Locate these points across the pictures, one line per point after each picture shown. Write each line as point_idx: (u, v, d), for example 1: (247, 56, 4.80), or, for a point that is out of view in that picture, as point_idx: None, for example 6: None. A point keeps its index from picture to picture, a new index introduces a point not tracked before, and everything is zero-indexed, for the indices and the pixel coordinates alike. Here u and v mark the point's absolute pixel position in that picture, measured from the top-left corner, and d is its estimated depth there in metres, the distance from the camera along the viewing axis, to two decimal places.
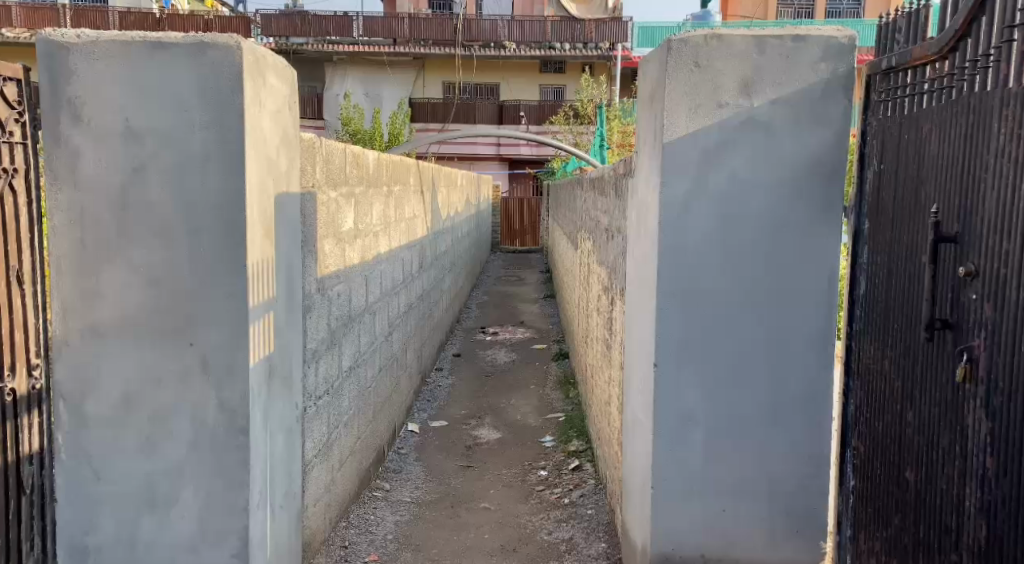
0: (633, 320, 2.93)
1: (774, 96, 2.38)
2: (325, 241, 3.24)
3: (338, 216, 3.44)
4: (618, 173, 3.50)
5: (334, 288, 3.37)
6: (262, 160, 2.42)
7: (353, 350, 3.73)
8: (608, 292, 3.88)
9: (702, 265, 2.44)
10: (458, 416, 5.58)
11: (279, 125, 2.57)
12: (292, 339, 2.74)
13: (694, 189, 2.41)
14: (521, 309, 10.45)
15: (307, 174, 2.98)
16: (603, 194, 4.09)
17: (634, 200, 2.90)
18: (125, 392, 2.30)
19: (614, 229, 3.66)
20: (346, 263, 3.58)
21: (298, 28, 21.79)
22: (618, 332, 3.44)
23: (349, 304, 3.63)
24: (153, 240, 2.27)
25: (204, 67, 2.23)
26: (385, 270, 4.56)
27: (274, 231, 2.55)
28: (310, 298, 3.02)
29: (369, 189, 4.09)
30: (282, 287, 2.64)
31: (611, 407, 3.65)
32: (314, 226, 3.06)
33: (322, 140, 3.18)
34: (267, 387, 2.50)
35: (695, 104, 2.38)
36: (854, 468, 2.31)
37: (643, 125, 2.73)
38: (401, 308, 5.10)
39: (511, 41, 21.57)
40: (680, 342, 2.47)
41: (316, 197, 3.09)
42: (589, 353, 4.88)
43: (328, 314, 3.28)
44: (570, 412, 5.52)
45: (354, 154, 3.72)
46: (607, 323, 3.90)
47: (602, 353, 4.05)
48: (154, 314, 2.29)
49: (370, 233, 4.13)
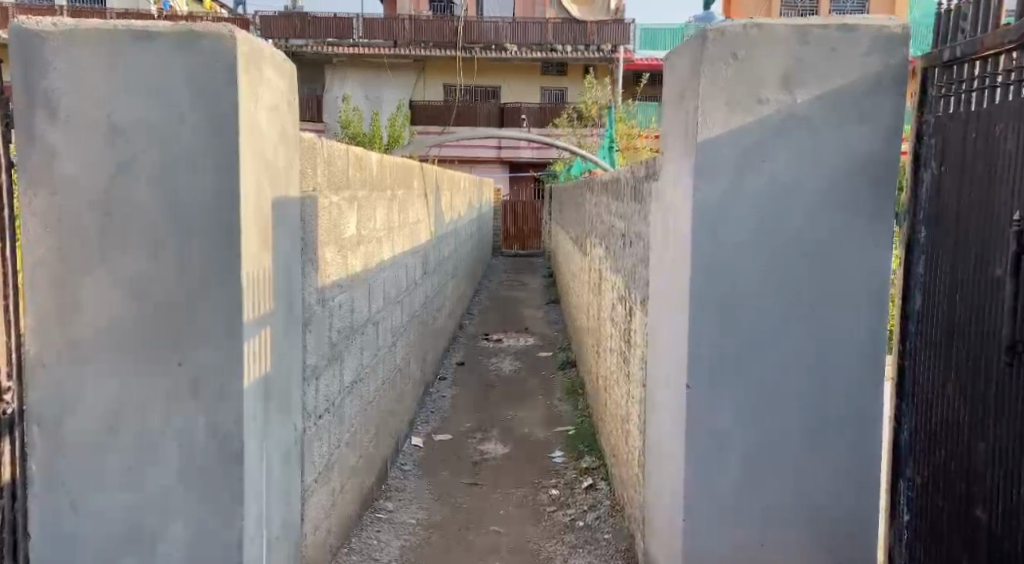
0: (657, 334, 2.72)
1: (820, 91, 2.17)
2: (327, 249, 3.03)
3: (340, 221, 3.23)
4: (637, 175, 3.30)
5: (336, 299, 3.16)
6: (259, 161, 2.22)
7: (355, 363, 3.53)
8: (624, 302, 3.67)
9: (740, 276, 2.23)
10: (463, 428, 5.37)
11: (277, 123, 2.36)
12: (291, 356, 2.53)
13: (731, 194, 2.21)
14: (524, 314, 10.25)
15: (307, 176, 2.77)
16: (618, 197, 3.88)
17: (658, 205, 2.69)
18: (106, 417, 2.08)
19: (632, 235, 3.45)
20: (348, 272, 3.37)
21: (298, 31, 21.66)
22: (638, 346, 3.24)
23: (351, 315, 3.42)
24: (138, 248, 2.05)
25: (195, 59, 2.02)
26: (388, 277, 4.35)
27: (272, 239, 2.34)
28: (310, 310, 2.81)
29: (372, 193, 3.88)
30: (280, 298, 2.43)
31: (630, 424, 3.44)
32: (314, 232, 2.85)
33: (323, 140, 2.97)
34: (264, 409, 2.29)
35: (733, 100, 2.18)
36: (911, 500, 2.10)
37: (671, 124, 2.52)
38: (404, 317, 4.89)
39: (512, 43, 21.38)
40: (715, 360, 2.26)
41: (317, 202, 2.88)
42: (601, 366, 4.69)
43: (329, 327, 3.07)
44: (579, 425, 5.33)
45: (357, 156, 3.51)
46: (623, 334, 3.69)
47: (618, 367, 3.85)
48: (138, 330, 2.06)
49: (373, 239, 3.93)
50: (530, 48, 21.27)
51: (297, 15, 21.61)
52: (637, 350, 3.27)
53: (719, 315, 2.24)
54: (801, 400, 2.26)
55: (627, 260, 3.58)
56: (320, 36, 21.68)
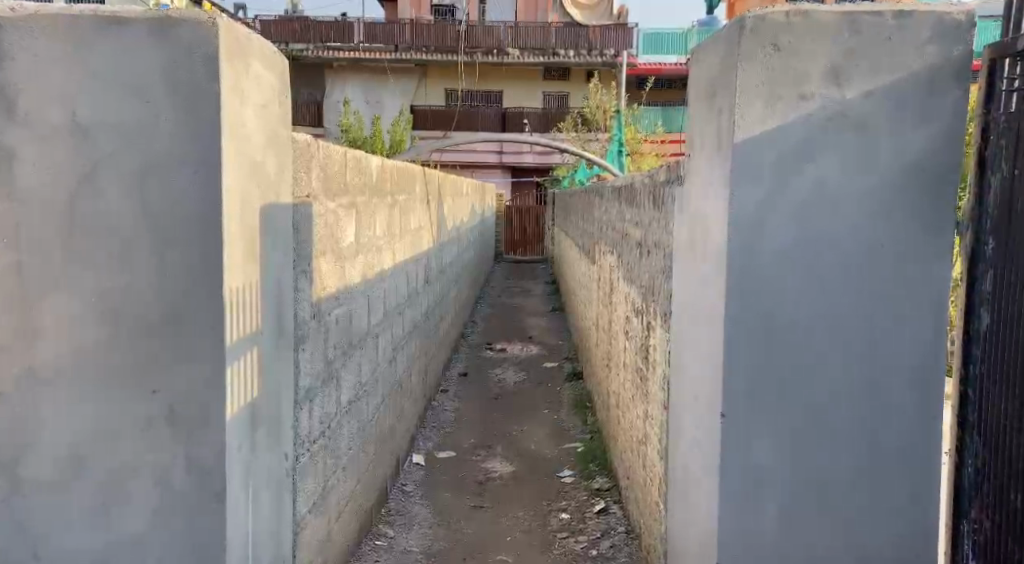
0: (683, 354, 2.48)
1: (871, 87, 1.94)
2: (322, 260, 2.80)
3: (337, 229, 3.01)
4: (656, 180, 3.07)
5: (333, 314, 2.93)
6: (246, 164, 1.99)
7: (354, 381, 3.30)
8: (641, 316, 3.44)
9: (782, 294, 2.00)
10: (466, 445, 5.14)
11: (266, 122, 2.14)
12: (282, 379, 2.30)
13: (772, 202, 1.98)
14: (528, 322, 10.03)
15: (302, 181, 2.55)
16: (633, 204, 3.66)
17: (685, 213, 2.47)
18: (70, 452, 1.84)
19: (649, 245, 3.22)
20: (346, 284, 3.14)
21: (300, 36, 21.59)
22: (658, 364, 3.01)
23: (349, 330, 3.19)
24: (107, 262, 1.82)
25: (172, 49, 1.79)
26: (389, 288, 4.12)
27: (261, 250, 2.11)
28: (304, 327, 2.58)
29: (372, 199, 3.65)
30: (270, 316, 2.20)
31: (647, 447, 3.21)
32: (309, 243, 2.62)
33: (320, 143, 2.75)
34: (251, 440, 2.06)
35: (773, 96, 1.95)
36: (978, 546, 1.86)
37: (699, 126, 2.30)
38: (405, 330, 4.67)
39: (514, 47, 21.23)
40: (755, 387, 2.03)
41: (312, 209, 2.65)
42: (613, 380, 4.47)
43: (325, 344, 2.84)
44: (588, 441, 5.10)
45: (356, 159, 3.29)
46: (640, 350, 3.46)
47: (634, 384, 3.63)
48: (108, 354, 1.83)
49: (373, 247, 3.70)
50: (532, 53, 21.12)
51: (297, 20, 21.47)
52: (657, 368, 3.03)
53: (758, 336, 2.01)
54: (850, 432, 2.03)
55: (644, 272, 3.35)
56: (321, 41, 21.55)
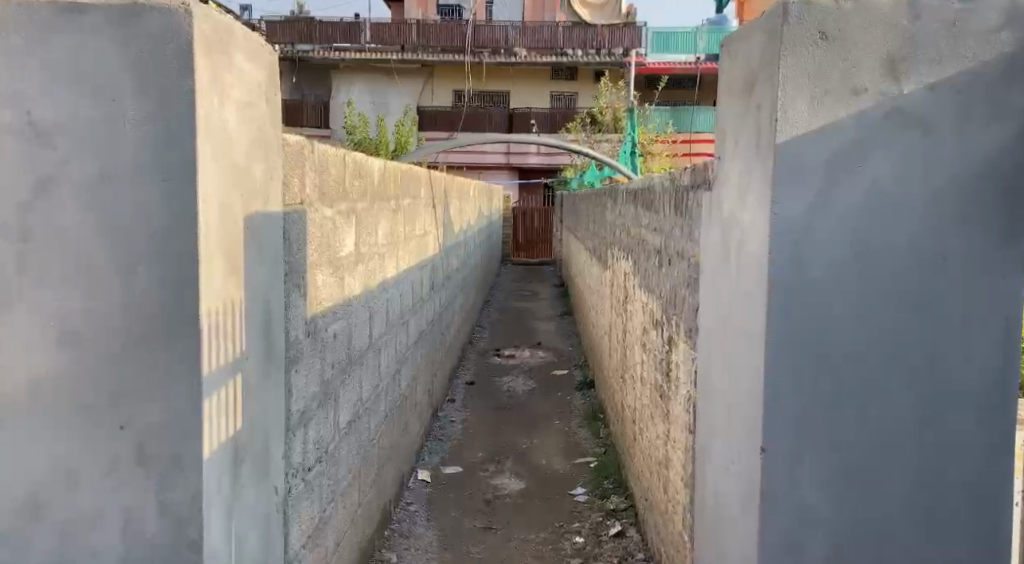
0: (713, 376, 2.26)
1: (933, 81, 1.72)
2: (318, 272, 2.59)
3: (335, 238, 2.80)
4: (678, 183, 2.84)
5: (330, 330, 2.71)
6: (227, 169, 1.78)
7: (354, 400, 3.08)
8: (661, 329, 3.21)
9: (829, 315, 1.78)
10: (474, 459, 4.92)
11: (252, 122, 1.93)
12: (270, 406, 2.09)
13: (818, 210, 1.75)
14: (536, 327, 9.79)
15: (294, 186, 2.34)
16: (651, 208, 3.43)
17: (715, 221, 2.24)
18: (26, 496, 1.62)
19: (670, 253, 3.00)
20: (345, 296, 2.92)
21: (306, 37, 21.41)
22: (681, 384, 2.78)
23: (348, 346, 2.97)
24: (68, 281, 1.60)
25: (141, 39, 1.58)
26: (392, 298, 3.91)
27: (246, 265, 1.90)
28: (297, 346, 2.36)
29: (374, 205, 3.44)
30: (257, 337, 1.99)
31: (669, 471, 2.98)
32: (303, 254, 2.41)
33: (315, 145, 2.54)
34: (234, 477, 1.84)
35: (821, 91, 1.73)
36: None
37: (733, 124, 2.08)
38: (409, 340, 4.45)
39: (521, 47, 21.01)
40: (799, 418, 1.80)
41: (306, 217, 2.44)
42: (628, 393, 4.24)
43: (321, 362, 2.62)
44: (602, 456, 4.88)
45: (356, 162, 3.08)
46: (660, 365, 3.23)
47: (653, 401, 3.40)
48: (68, 386, 1.62)
49: (375, 255, 3.49)
50: (539, 53, 20.89)
51: (302, 21, 21.29)
52: (680, 388, 2.80)
53: (803, 361, 1.79)
54: (906, 468, 1.80)
55: (664, 282, 3.13)
56: (327, 42, 21.37)
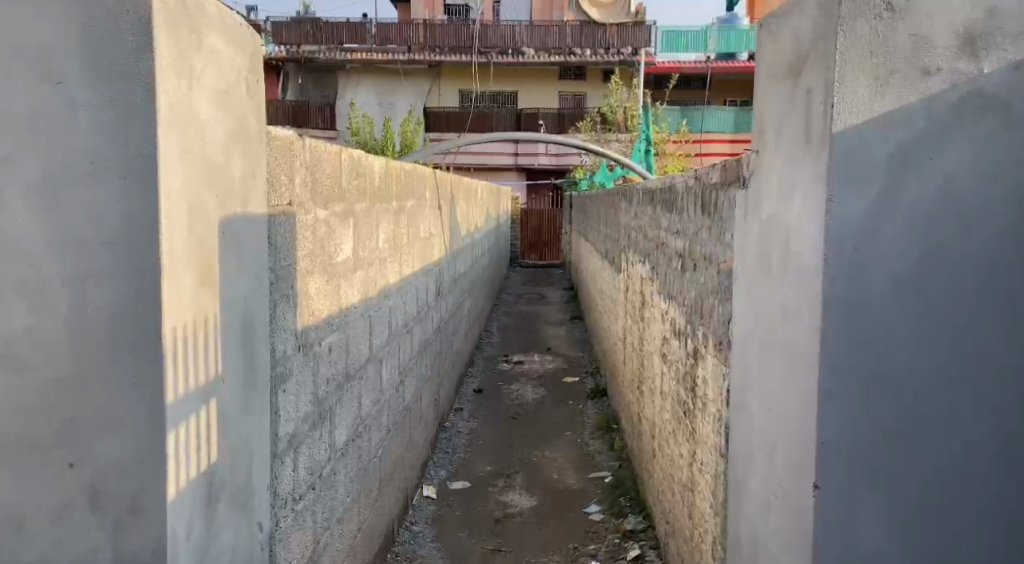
0: (751, 399, 2.01)
1: (1017, 58, 1.49)
2: (310, 281, 2.35)
3: (331, 243, 2.57)
4: (705, 181, 2.59)
5: (324, 343, 2.48)
6: (197, 165, 1.54)
7: (352, 418, 2.84)
8: (684, 340, 2.96)
9: (893, 332, 1.53)
10: (482, 474, 4.68)
11: (228, 112, 1.70)
12: (253, 434, 1.85)
13: (883, 211, 1.51)
14: (546, 332, 9.54)
15: (282, 186, 2.10)
16: (673, 209, 3.18)
17: (753, 222, 2.00)
18: None
19: (695, 258, 2.75)
20: (341, 306, 2.69)
21: (312, 38, 21.24)
22: (710, 403, 2.52)
23: (345, 360, 2.74)
24: (9, 298, 1.38)
25: (92, 12, 1.35)
26: (395, 306, 3.67)
27: (221, 274, 1.67)
28: (286, 362, 2.13)
29: (374, 207, 3.21)
30: (236, 356, 1.76)
31: (695, 495, 2.74)
32: (292, 261, 2.17)
33: (307, 140, 2.30)
34: (209, 518, 1.61)
35: (887, 72, 1.49)
36: None
37: (776, 114, 1.83)
38: (414, 350, 4.22)
39: (529, 47, 20.79)
40: (860, 453, 1.55)
41: (296, 219, 2.21)
42: (646, 405, 3.99)
43: (314, 379, 2.39)
44: (617, 470, 4.63)
45: (354, 160, 2.85)
46: (683, 380, 2.98)
47: (675, 418, 3.15)
48: (12, 416, 1.40)
49: (376, 260, 3.26)
50: (548, 53, 20.66)
51: (309, 22, 21.12)
52: (707, 405, 2.56)
53: (866, 385, 1.54)
54: (980, 508, 1.56)
55: (688, 289, 2.88)
56: (334, 43, 21.19)
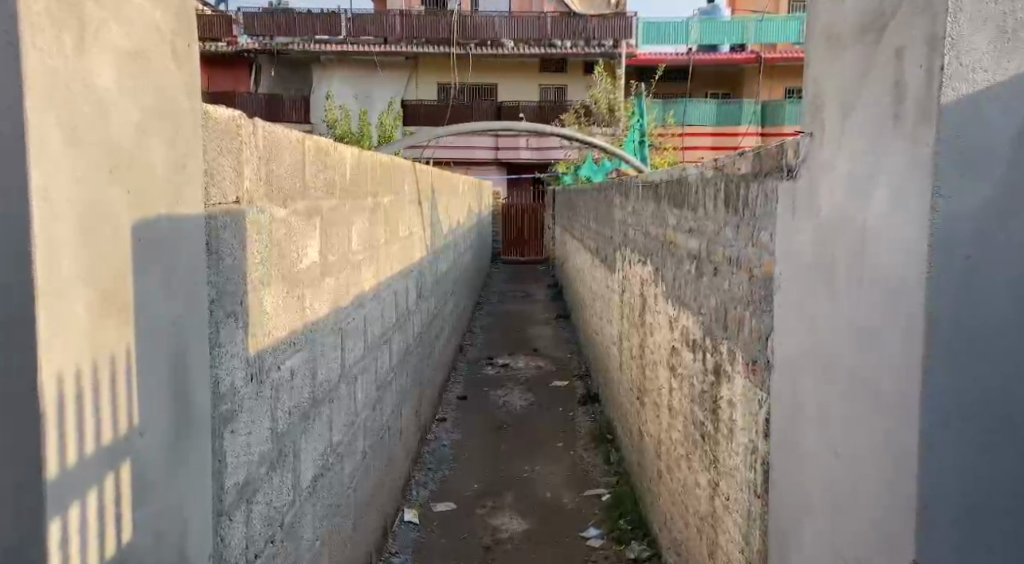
0: (804, 435, 1.65)
1: None
2: (266, 293, 1.96)
3: (292, 247, 2.17)
4: (729, 173, 2.24)
5: (283, 368, 2.08)
6: (95, 151, 1.13)
7: (319, 450, 2.45)
8: (701, 353, 2.60)
9: (1012, 361, 1.20)
10: (469, 493, 4.30)
11: (146, 83, 1.29)
12: (190, 496, 1.45)
13: (1003, 205, 1.18)
14: (531, 332, 9.18)
15: (228, 179, 1.70)
16: (684, 204, 2.83)
17: (807, 221, 1.64)
18: None
19: (716, 260, 2.39)
20: (306, 322, 2.29)
21: (285, 30, 20.60)
22: (738, 430, 2.17)
23: (311, 384, 2.34)
24: None
25: None
26: (371, 314, 3.27)
27: (139, 296, 1.26)
28: (234, 397, 1.74)
29: (346, 204, 2.81)
30: (165, 399, 1.36)
31: (718, 532, 2.39)
32: (241, 271, 1.77)
33: (261, 124, 1.91)
34: None
35: (1012, 22, 1.16)
36: None
37: (844, 86, 1.47)
38: (393, 361, 3.83)
39: (509, 39, 20.38)
40: (971, 520, 1.20)
41: (247, 219, 1.81)
42: (649, 420, 3.64)
43: (272, 411, 2.00)
44: (615, 487, 4.28)
45: (320, 149, 2.45)
46: (700, 398, 2.62)
47: (688, 439, 2.80)
48: None
49: (350, 264, 2.88)
50: (528, 44, 20.27)
51: (281, 13, 20.47)
52: (734, 431, 2.21)
53: (981, 428, 1.19)
54: None
55: (706, 295, 2.52)
56: (307, 34, 20.57)
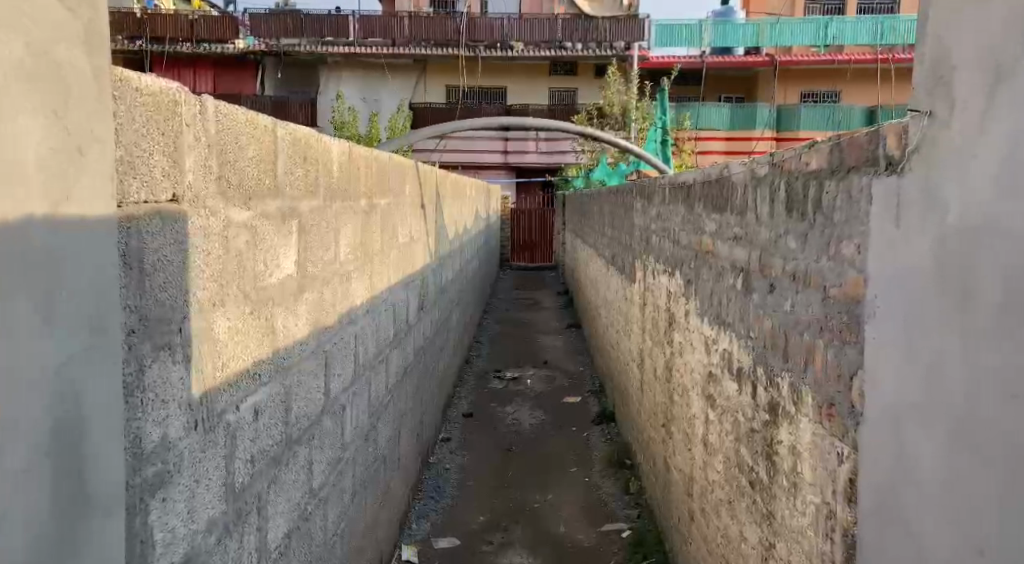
0: (916, 516, 1.23)
1: None
2: (218, 316, 1.56)
3: (258, 258, 1.78)
4: (793, 172, 1.84)
5: (243, 408, 1.69)
6: None
7: (294, 501, 2.05)
8: (750, 385, 2.19)
9: None
10: (474, 526, 3.89)
11: (9, 18, 0.89)
12: None
13: None
14: (542, 342, 8.78)
15: (164, 171, 1.32)
16: (728, 208, 2.43)
17: (922, 229, 1.23)
18: None
19: (772, 275, 1.99)
20: (277, 349, 1.90)
21: (293, 32, 20.35)
22: (805, 487, 1.75)
23: (282, 424, 1.94)
24: None
25: None
26: (364, 331, 2.89)
27: None
28: (168, 454, 1.33)
29: (333, 206, 2.43)
30: (45, 482, 0.95)
31: None
32: (180, 292, 1.38)
33: (215, 105, 1.52)
34: None
35: None
36: None
37: (994, 44, 1.06)
38: (390, 382, 3.43)
39: (519, 41, 20.05)
40: None
41: (190, 223, 1.42)
42: (677, 450, 3.24)
43: (226, 464, 1.60)
44: (636, 523, 3.86)
45: (299, 141, 2.06)
46: (748, 439, 2.21)
47: (731, 482, 2.39)
48: None
49: (337, 275, 2.49)
50: (538, 46, 19.93)
51: (289, 14, 20.22)
52: (798, 486, 1.80)
53: None
54: None
55: (758, 317, 2.11)
56: (315, 36, 20.33)
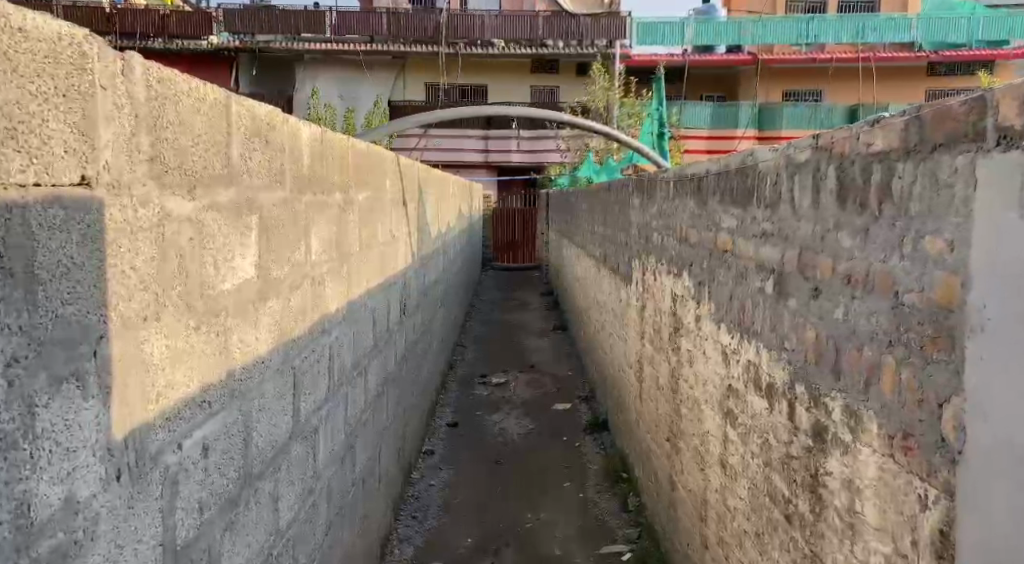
0: None
1: None
2: (152, 333, 1.24)
3: (206, 261, 1.46)
4: (848, 155, 1.56)
5: (188, 444, 1.37)
6: None
7: (256, 547, 1.73)
8: (785, 404, 1.91)
9: None
10: (462, 550, 3.58)
11: None
12: None
13: None
14: (528, 345, 8.49)
15: (64, 145, 0.99)
16: (754, 200, 2.14)
17: None
18: None
19: (818, 278, 1.70)
20: (232, 370, 1.58)
21: (267, 27, 19.84)
22: (868, 530, 1.47)
23: (240, 459, 1.62)
24: None
25: None
26: (340, 341, 2.57)
27: None
28: (75, 518, 1.01)
29: (302, 198, 2.10)
30: None
31: None
32: (94, 305, 1.05)
33: (143, 66, 1.20)
34: None
35: None
36: None
37: None
38: (370, 396, 3.11)
39: (500, 38, 19.73)
40: None
41: (108, 215, 1.09)
42: (687, 469, 2.95)
43: (163, 516, 1.27)
44: (638, 545, 3.58)
45: (259, 121, 1.74)
46: (783, 466, 1.92)
47: (759, 511, 2.10)
48: None
49: (308, 278, 2.17)
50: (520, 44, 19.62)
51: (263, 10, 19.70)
52: (858, 529, 1.51)
53: None
54: None
55: (797, 326, 1.83)
56: (290, 32, 19.83)
